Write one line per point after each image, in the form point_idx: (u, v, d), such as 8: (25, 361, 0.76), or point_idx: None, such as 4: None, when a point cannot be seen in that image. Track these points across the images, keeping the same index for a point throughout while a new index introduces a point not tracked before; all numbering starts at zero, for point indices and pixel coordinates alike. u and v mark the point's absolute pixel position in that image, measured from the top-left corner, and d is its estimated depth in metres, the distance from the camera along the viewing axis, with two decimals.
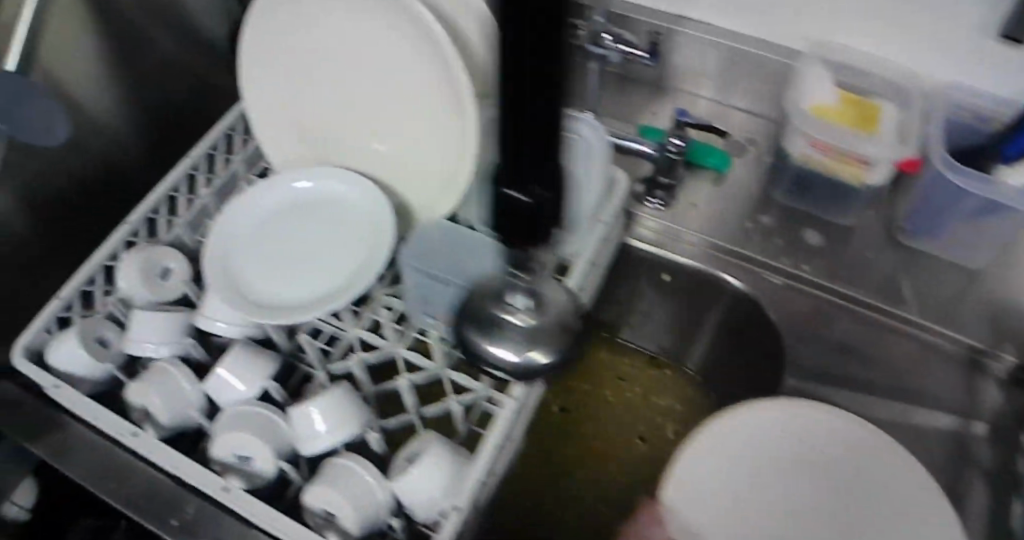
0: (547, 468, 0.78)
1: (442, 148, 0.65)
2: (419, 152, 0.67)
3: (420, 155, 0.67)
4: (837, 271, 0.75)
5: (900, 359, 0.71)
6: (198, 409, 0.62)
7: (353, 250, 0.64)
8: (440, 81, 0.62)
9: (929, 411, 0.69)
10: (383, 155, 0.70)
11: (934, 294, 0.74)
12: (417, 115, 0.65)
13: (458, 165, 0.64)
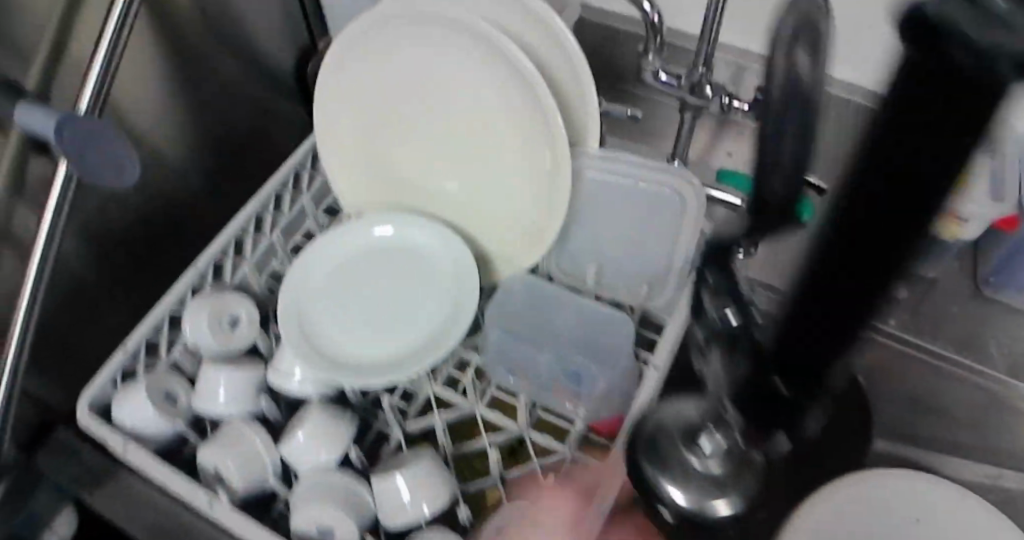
0: None
1: (531, 193, 0.63)
2: (504, 193, 0.65)
3: (506, 197, 0.66)
4: (922, 327, 0.73)
5: (992, 422, 0.72)
6: (271, 471, 0.59)
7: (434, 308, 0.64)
8: (534, 124, 0.60)
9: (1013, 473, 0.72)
10: (467, 194, 0.68)
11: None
12: (507, 156, 0.64)
13: (548, 212, 0.63)
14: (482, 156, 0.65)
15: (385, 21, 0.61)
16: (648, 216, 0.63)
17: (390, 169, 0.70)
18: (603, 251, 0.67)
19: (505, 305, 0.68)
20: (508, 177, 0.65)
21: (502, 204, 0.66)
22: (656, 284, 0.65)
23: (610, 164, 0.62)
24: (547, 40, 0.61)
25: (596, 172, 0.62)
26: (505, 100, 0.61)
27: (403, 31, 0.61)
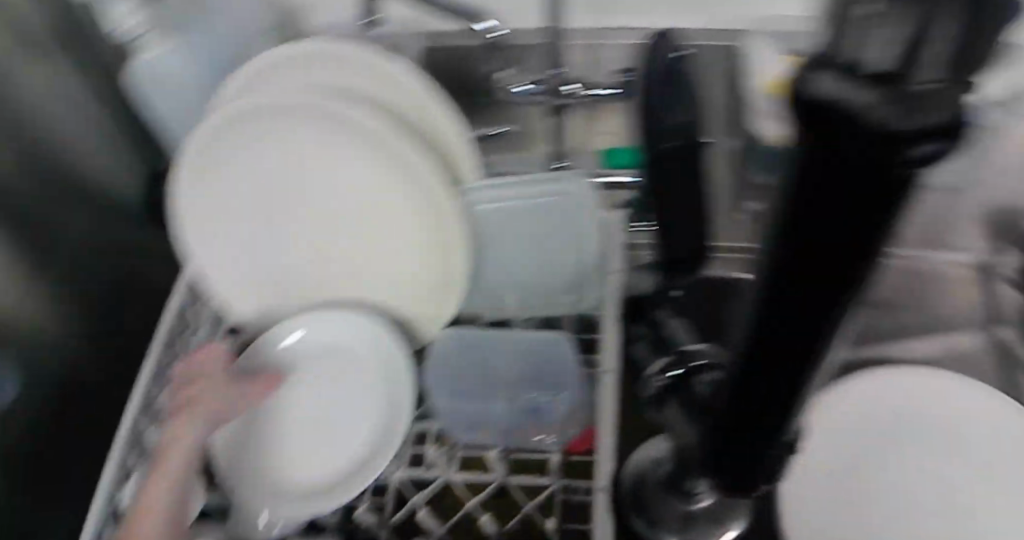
0: None
1: (431, 250, 0.62)
2: (403, 259, 0.64)
3: (405, 263, 0.64)
4: None
5: (924, 297, 0.75)
6: None
7: (374, 400, 0.63)
8: (416, 182, 0.59)
9: (958, 332, 0.75)
10: (364, 274, 0.65)
11: (926, 223, 0.74)
12: (395, 223, 0.62)
13: (452, 260, 0.62)
14: (370, 229, 0.63)
15: (235, 118, 0.58)
16: (553, 228, 0.64)
17: (281, 274, 0.67)
18: (517, 275, 0.66)
19: (437, 370, 0.65)
20: (401, 242, 0.63)
21: (402, 271, 0.64)
22: (580, 289, 0.66)
23: (498, 191, 0.61)
24: (404, 97, 0.62)
25: (487, 202, 0.61)
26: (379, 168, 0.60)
27: (259, 127, 0.59)
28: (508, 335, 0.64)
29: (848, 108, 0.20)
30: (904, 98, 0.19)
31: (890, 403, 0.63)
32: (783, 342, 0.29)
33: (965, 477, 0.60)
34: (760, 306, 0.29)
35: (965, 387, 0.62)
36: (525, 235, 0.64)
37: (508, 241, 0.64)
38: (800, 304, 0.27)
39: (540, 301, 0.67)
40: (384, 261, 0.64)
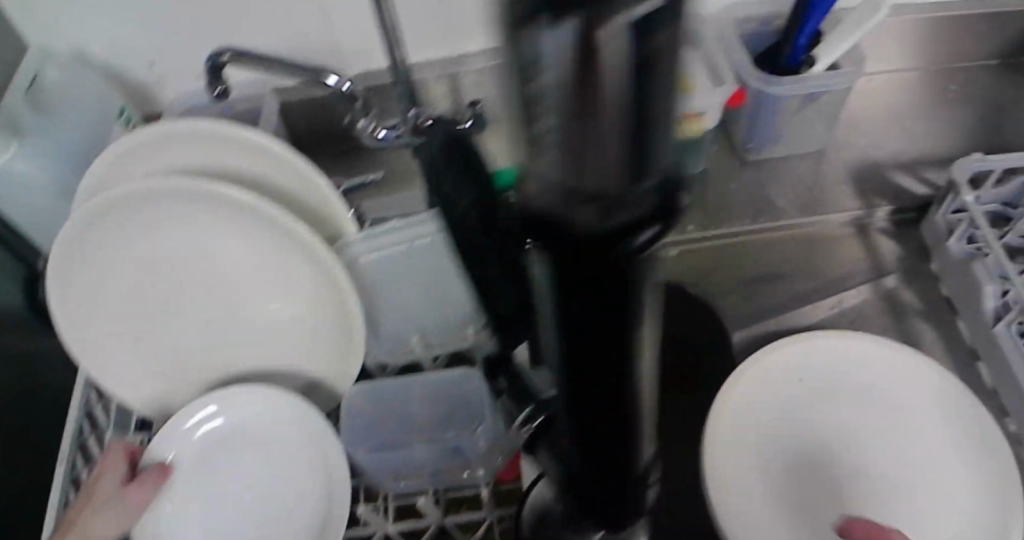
0: None
1: (320, 305, 0.64)
2: (293, 316, 0.66)
3: (298, 321, 0.66)
4: (708, 217, 0.76)
5: (814, 261, 0.75)
6: None
7: (305, 479, 0.62)
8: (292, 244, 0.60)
9: (850, 288, 0.74)
10: (259, 335, 0.67)
11: (797, 191, 0.78)
12: (281, 284, 0.64)
13: (342, 314, 0.63)
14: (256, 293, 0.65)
15: (113, 207, 0.57)
16: (439, 264, 0.66)
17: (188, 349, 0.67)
18: (413, 316, 0.69)
19: (353, 429, 0.65)
20: (289, 300, 0.65)
21: (295, 329, 0.66)
22: (477, 320, 0.69)
23: (377, 239, 0.63)
24: (268, 162, 0.62)
25: (367, 254, 0.64)
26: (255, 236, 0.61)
27: (129, 214, 0.59)
28: (422, 381, 0.66)
29: (566, 219, 0.21)
30: (602, 201, 0.21)
31: (815, 367, 0.67)
32: (602, 399, 0.32)
33: (877, 438, 0.64)
34: (569, 369, 0.31)
35: (889, 349, 0.66)
36: (415, 278, 0.66)
37: (399, 283, 0.66)
38: (595, 361, 0.29)
39: (440, 339, 0.70)
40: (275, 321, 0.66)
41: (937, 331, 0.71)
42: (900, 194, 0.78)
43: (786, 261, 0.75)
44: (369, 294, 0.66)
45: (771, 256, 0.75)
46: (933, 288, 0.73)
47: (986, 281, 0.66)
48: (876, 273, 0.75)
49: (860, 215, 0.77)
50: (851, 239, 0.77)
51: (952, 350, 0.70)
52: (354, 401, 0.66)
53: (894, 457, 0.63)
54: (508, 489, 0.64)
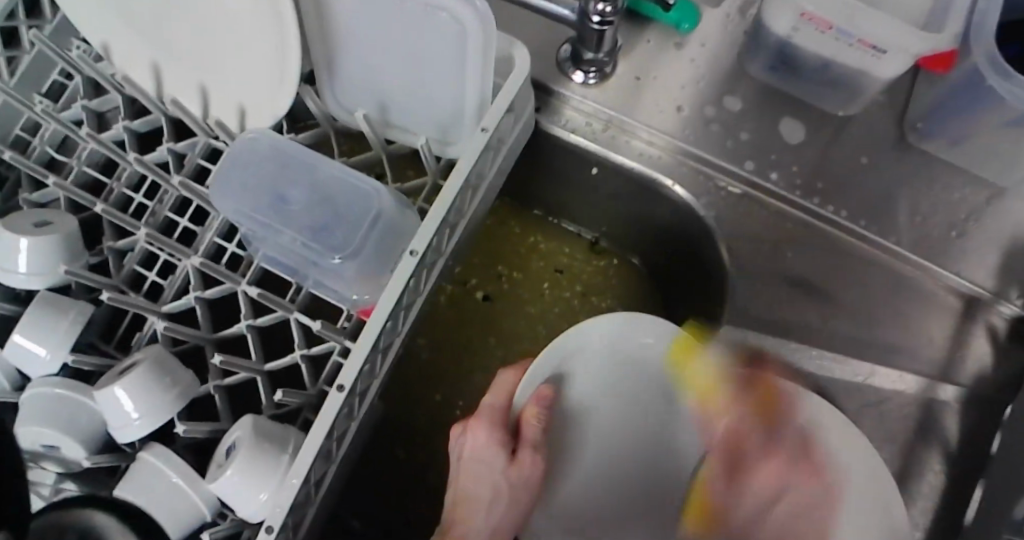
0: (462, 360, 0.67)
1: (266, 35, 0.49)
2: (259, 40, 0.50)
3: (260, 35, 0.49)
4: (807, 175, 0.56)
5: (880, 310, 0.56)
6: (9, 388, 0.52)
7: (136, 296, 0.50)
8: None
9: (898, 372, 0.55)
10: (183, 36, 0.52)
11: (926, 215, 0.56)
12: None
13: (292, 57, 0.49)
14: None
15: None
16: (427, 41, 0.49)
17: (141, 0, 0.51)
18: (381, 82, 0.53)
19: (251, 169, 0.51)
20: (257, 24, 0.49)
21: (261, 53, 0.50)
22: (448, 131, 0.54)
23: None
24: None
25: None
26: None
27: None
28: (339, 167, 0.51)
29: None
30: None
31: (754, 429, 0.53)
32: None
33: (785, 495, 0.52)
34: None
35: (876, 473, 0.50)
36: (401, 38, 0.50)
37: (376, 32, 0.50)
38: None
39: (400, 125, 0.55)
40: (206, 28, 0.51)
41: (948, 475, 0.54)
42: None
43: (857, 297, 0.56)
44: (333, 18, 0.50)
45: (829, 271, 0.56)
46: (990, 427, 0.55)
47: None
48: (936, 374, 0.55)
49: (980, 293, 0.56)
50: (948, 317, 0.56)
51: (946, 504, 0.54)
52: (245, 148, 0.51)
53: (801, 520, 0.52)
54: (388, 341, 0.51)
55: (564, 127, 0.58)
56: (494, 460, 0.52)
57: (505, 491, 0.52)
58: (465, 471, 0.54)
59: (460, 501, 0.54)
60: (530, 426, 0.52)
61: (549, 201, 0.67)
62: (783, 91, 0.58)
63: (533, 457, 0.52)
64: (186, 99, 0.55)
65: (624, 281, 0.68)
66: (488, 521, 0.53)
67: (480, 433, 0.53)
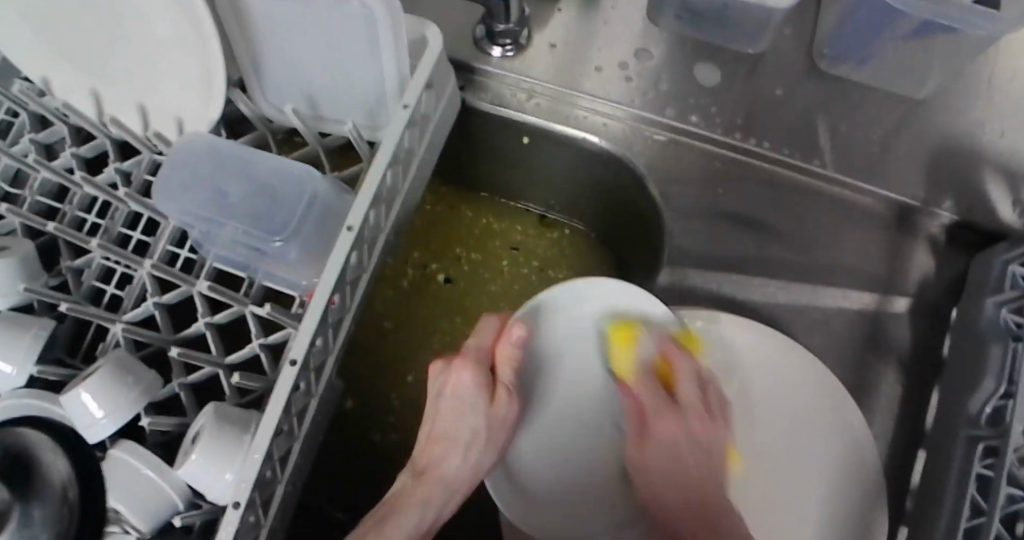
0: (428, 343, 0.68)
1: (189, 48, 0.52)
2: (184, 55, 0.52)
3: (184, 49, 0.52)
4: (726, 115, 0.58)
5: (815, 234, 0.57)
6: None
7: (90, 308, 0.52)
8: None
9: (841, 291, 0.56)
10: (118, 60, 0.55)
11: (848, 138, 0.58)
12: (144, 11, 0.51)
13: (216, 66, 0.52)
14: (115, 18, 0.53)
15: None
16: (341, 37, 0.51)
17: (75, 33, 0.54)
18: (306, 79, 0.55)
19: (195, 166, 0.54)
20: (180, 40, 0.52)
21: (188, 67, 0.53)
22: (375, 117, 0.56)
23: None
24: None
25: None
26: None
27: None
28: (274, 158, 0.53)
29: None
30: None
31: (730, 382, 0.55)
32: None
33: (762, 450, 0.54)
34: None
35: (830, 406, 0.52)
36: (315, 35, 0.52)
37: (293, 32, 0.52)
38: None
39: (330, 117, 0.58)
40: (136, 51, 0.54)
41: (905, 385, 0.55)
42: (981, 206, 0.56)
43: (790, 223, 0.57)
44: (251, 22, 0.53)
45: (761, 203, 0.58)
46: (939, 333, 0.55)
47: (991, 371, 0.49)
48: (878, 289, 0.56)
49: (911, 205, 0.57)
50: (883, 231, 0.57)
51: (907, 414, 0.54)
52: (190, 145, 0.53)
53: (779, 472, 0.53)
54: (338, 317, 0.52)
55: (491, 99, 0.60)
56: (474, 401, 0.53)
57: (484, 432, 0.52)
58: (442, 409, 0.54)
59: (436, 439, 0.54)
60: (505, 366, 0.53)
61: (495, 181, 0.69)
62: (694, 40, 0.60)
63: (510, 398, 0.53)
64: (129, 120, 0.58)
65: (575, 251, 0.70)
66: (465, 462, 0.53)
67: (465, 374, 0.53)
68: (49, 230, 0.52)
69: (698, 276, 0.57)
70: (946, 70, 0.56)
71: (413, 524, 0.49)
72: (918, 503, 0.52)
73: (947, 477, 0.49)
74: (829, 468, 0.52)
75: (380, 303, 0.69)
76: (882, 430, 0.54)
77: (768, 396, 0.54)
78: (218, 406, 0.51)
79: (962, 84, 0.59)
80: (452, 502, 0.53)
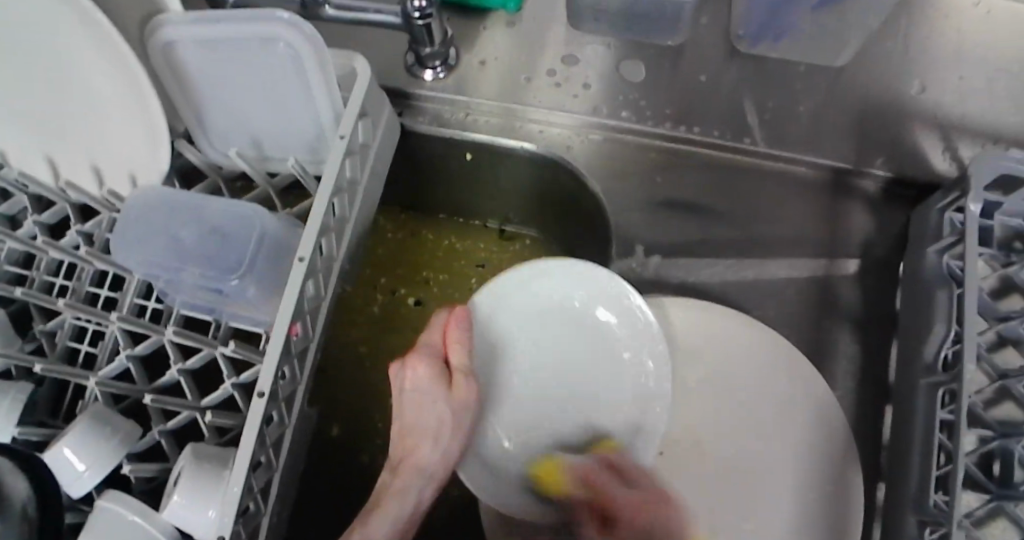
0: None
1: (132, 108, 0.55)
2: (129, 116, 0.55)
3: (129, 110, 0.55)
4: (656, 106, 0.61)
5: (758, 209, 0.58)
6: None
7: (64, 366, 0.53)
8: (107, 50, 0.51)
9: (788, 260, 0.57)
10: (68, 129, 0.58)
11: (775, 112, 0.59)
12: (88, 81, 0.54)
13: (159, 122, 0.54)
14: (62, 87, 0.56)
15: None
16: (272, 78, 0.54)
17: (25, 109, 0.57)
18: (247, 123, 0.58)
19: (148, 215, 0.56)
20: (123, 102, 0.55)
21: (135, 127, 0.56)
22: (318, 151, 0.58)
23: (193, 26, 0.51)
24: None
25: (188, 42, 0.52)
26: (66, 29, 0.51)
27: None
28: (227, 202, 0.56)
29: None
30: None
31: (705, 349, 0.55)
32: None
33: (745, 423, 0.54)
34: None
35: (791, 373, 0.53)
36: (250, 80, 0.55)
37: (227, 81, 0.55)
38: None
39: (276, 158, 0.60)
40: (85, 119, 0.57)
41: (861, 345, 0.56)
42: (912, 161, 0.57)
43: (732, 202, 0.59)
44: (188, 77, 0.55)
45: (702, 187, 0.59)
46: (888, 289, 0.56)
47: (941, 318, 0.50)
48: (824, 253, 0.57)
49: (845, 169, 0.58)
50: (822, 198, 0.58)
51: (868, 373, 0.55)
52: (140, 199, 0.56)
53: (756, 441, 0.53)
54: (303, 347, 0.54)
55: (431, 122, 0.62)
56: (432, 390, 0.53)
57: (450, 418, 0.53)
58: (407, 404, 0.54)
59: (404, 433, 0.55)
60: (457, 351, 0.53)
61: (451, 202, 0.71)
62: (616, 41, 0.63)
63: (469, 381, 0.53)
64: (86, 185, 0.61)
65: (537, 260, 0.72)
66: (435, 452, 0.54)
67: (420, 369, 0.53)
68: (18, 294, 0.54)
69: (648, 263, 0.58)
70: (858, 35, 0.58)
71: (390, 519, 0.52)
72: (891, 456, 0.52)
73: (912, 425, 0.50)
74: (801, 435, 0.52)
75: (354, 332, 0.70)
76: (845, 390, 0.55)
77: (736, 368, 0.55)
78: (196, 446, 0.52)
79: (878, 49, 0.60)
80: (429, 488, 0.55)
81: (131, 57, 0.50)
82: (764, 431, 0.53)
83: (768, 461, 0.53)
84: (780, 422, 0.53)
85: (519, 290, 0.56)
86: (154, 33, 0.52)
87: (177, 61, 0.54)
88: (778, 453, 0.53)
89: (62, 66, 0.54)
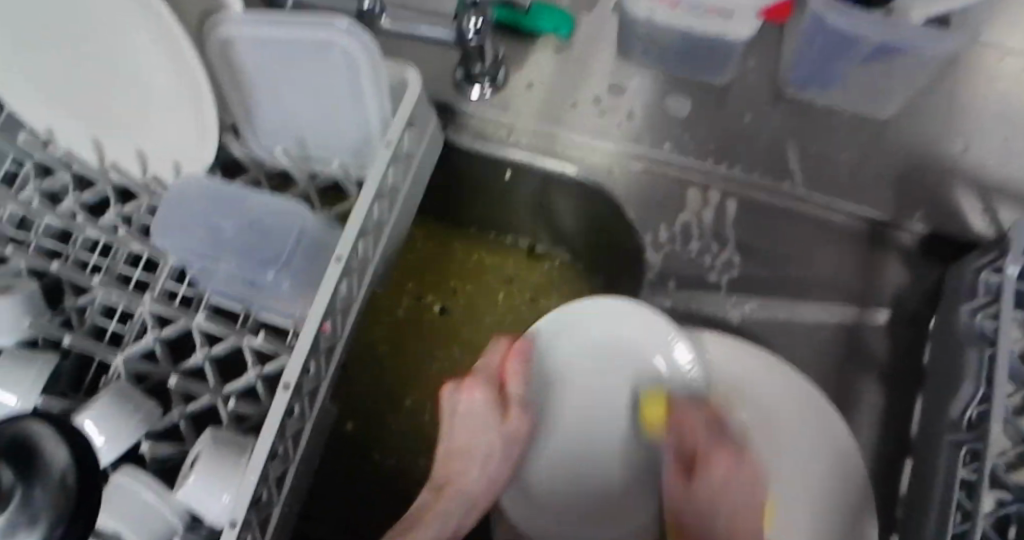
0: (422, 375, 0.69)
1: (184, 97, 0.55)
2: (180, 105, 0.56)
3: (180, 99, 0.56)
4: (697, 141, 0.61)
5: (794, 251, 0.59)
6: None
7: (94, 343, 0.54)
8: (166, 39, 0.51)
9: (819, 305, 0.58)
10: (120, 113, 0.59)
11: (816, 157, 0.60)
12: (144, 68, 0.55)
13: (209, 113, 0.55)
14: (117, 72, 0.56)
15: None
16: (325, 79, 0.55)
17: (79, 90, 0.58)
18: (294, 121, 0.59)
19: (191, 202, 0.56)
20: (176, 91, 0.55)
21: (184, 116, 0.57)
22: (361, 154, 0.59)
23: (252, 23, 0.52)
24: None
25: (245, 38, 0.53)
26: (127, 16, 0.52)
27: None
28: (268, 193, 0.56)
29: None
30: None
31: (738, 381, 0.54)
32: None
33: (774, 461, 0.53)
34: None
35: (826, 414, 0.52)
36: (302, 79, 0.55)
37: (280, 78, 0.56)
38: None
39: (319, 158, 0.61)
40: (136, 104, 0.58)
41: (886, 395, 0.55)
42: (951, 218, 0.58)
43: (770, 242, 0.59)
44: (242, 72, 0.56)
45: (739, 224, 0.60)
46: (917, 342, 0.56)
47: (970, 376, 0.50)
48: (855, 301, 0.57)
49: (884, 219, 0.58)
50: (857, 245, 0.58)
51: (891, 424, 0.55)
52: (186, 188, 0.56)
53: (786, 480, 0.52)
54: (331, 344, 0.54)
55: (474, 136, 0.63)
56: (487, 419, 0.56)
57: (501, 444, 0.55)
58: (458, 426, 0.57)
59: (453, 458, 0.58)
60: (513, 382, 0.55)
61: (485, 216, 0.71)
62: (663, 74, 0.63)
63: (521, 411, 0.55)
64: (131, 168, 0.62)
65: (565, 282, 0.72)
66: (483, 477, 0.56)
67: (476, 396, 0.56)
68: (54, 268, 0.54)
69: (679, 295, 0.59)
70: (904, 90, 0.58)
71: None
72: (908, 509, 0.52)
73: (933, 481, 0.49)
74: (836, 481, 0.51)
75: (377, 336, 0.70)
76: (867, 440, 0.55)
77: (768, 407, 0.53)
78: (218, 432, 0.52)
79: (924, 104, 0.61)
80: (473, 513, 0.56)
81: (189, 47, 0.51)
82: (788, 465, 0.52)
83: (793, 503, 0.52)
84: (809, 464, 0.52)
85: (575, 329, 0.56)
86: (213, 26, 0.52)
87: (232, 54, 0.55)
88: (807, 495, 0.51)
89: (119, 51, 0.55)
